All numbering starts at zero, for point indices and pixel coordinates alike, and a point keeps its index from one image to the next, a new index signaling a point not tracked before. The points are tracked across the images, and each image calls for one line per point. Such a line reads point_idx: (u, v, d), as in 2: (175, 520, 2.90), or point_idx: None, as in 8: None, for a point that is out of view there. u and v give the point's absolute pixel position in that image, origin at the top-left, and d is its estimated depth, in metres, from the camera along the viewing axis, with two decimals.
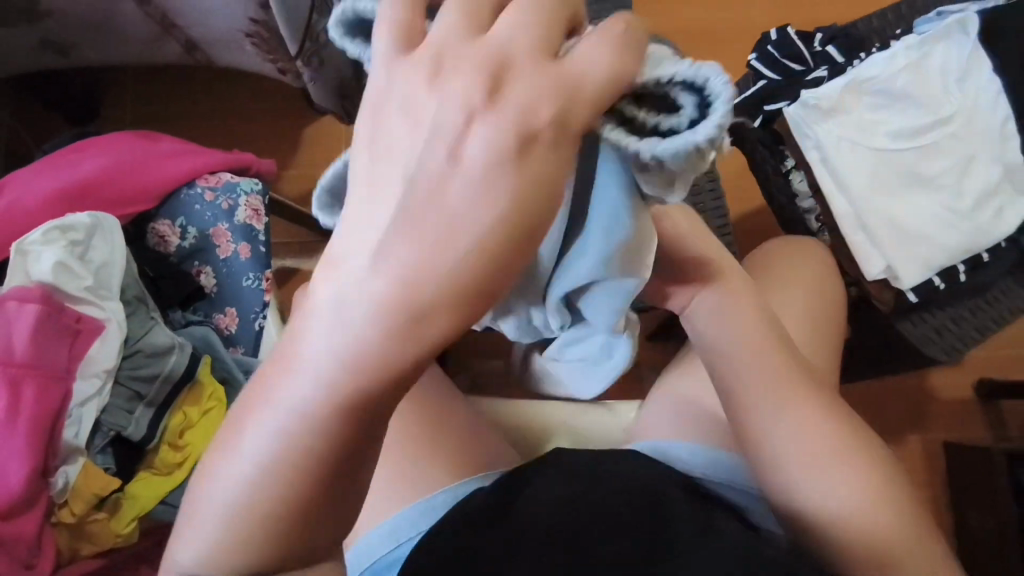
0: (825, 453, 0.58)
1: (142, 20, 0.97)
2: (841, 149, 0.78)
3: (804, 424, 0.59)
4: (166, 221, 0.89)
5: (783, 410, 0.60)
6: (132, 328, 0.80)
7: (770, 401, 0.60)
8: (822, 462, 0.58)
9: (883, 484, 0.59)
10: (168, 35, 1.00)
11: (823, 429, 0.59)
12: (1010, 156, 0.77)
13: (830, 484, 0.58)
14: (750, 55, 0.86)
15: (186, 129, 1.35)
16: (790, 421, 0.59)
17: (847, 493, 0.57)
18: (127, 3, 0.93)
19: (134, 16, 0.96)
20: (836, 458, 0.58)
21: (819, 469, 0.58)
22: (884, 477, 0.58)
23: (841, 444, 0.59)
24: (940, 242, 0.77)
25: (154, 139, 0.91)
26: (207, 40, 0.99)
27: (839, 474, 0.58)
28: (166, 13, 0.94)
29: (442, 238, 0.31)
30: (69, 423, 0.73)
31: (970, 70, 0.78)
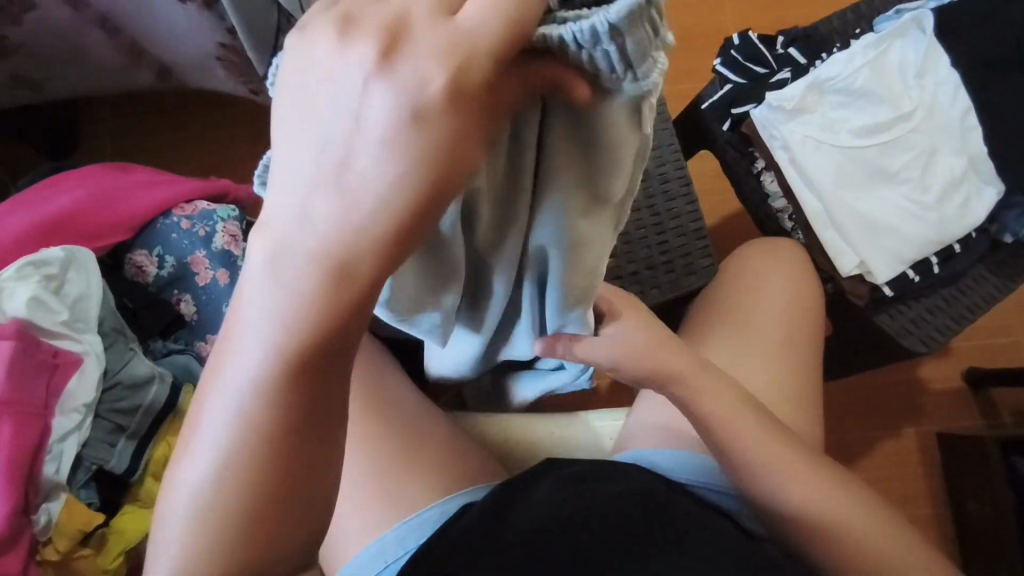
0: (775, 463, 0.62)
1: (112, 49, 0.97)
2: (807, 148, 0.80)
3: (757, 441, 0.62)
4: (143, 250, 0.89)
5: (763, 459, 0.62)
6: (110, 360, 0.79)
7: (721, 417, 0.63)
8: (776, 476, 0.62)
9: (871, 505, 0.63)
10: (139, 61, 1.00)
11: (768, 447, 0.62)
12: (973, 147, 0.78)
13: (783, 489, 0.62)
14: (716, 61, 0.87)
15: (164, 159, 1.35)
16: (777, 472, 0.62)
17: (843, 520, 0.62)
18: (94, 30, 0.93)
19: (102, 44, 0.96)
20: (787, 464, 0.62)
21: (814, 505, 0.62)
22: (830, 479, 0.63)
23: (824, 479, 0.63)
24: (909, 235, 0.78)
25: (128, 169, 0.91)
26: (178, 65, 1.00)
27: (832, 503, 0.62)
28: (136, 39, 0.95)
29: (353, 210, 0.32)
30: (50, 459, 0.72)
31: (928, 64, 0.80)
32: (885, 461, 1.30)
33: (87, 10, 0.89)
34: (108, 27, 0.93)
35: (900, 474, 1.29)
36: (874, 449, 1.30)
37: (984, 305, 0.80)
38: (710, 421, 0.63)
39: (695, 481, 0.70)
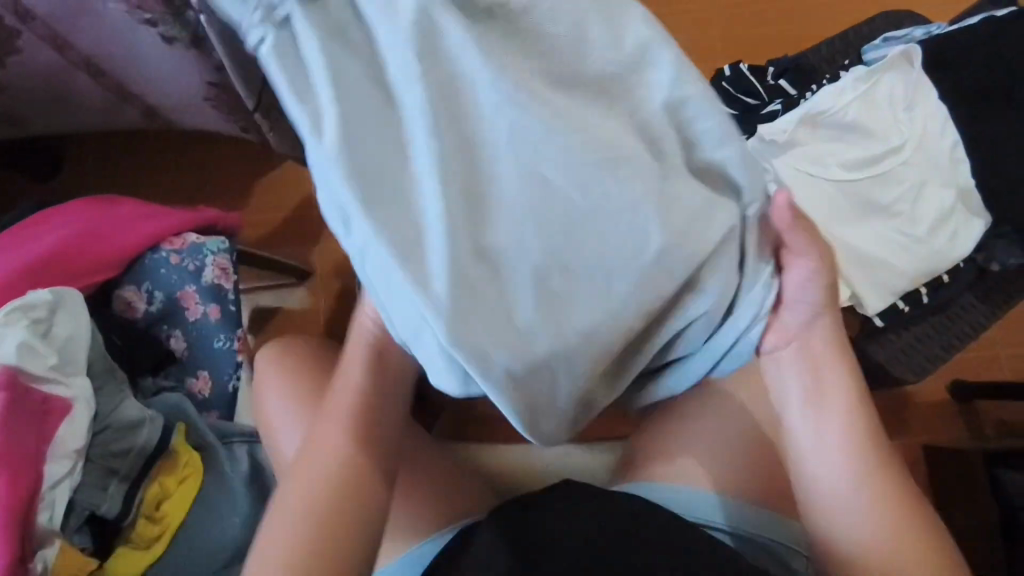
0: (851, 450, 0.62)
1: (97, 92, 0.96)
2: (799, 181, 0.80)
3: (834, 436, 0.62)
4: (132, 286, 0.88)
5: (825, 449, 0.63)
6: (101, 404, 0.78)
7: (824, 422, 0.63)
8: (833, 459, 0.62)
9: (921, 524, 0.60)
10: (126, 106, 0.99)
11: (847, 437, 0.62)
12: (961, 179, 0.79)
13: (838, 483, 0.62)
14: (707, 91, 0.88)
15: (149, 182, 1.34)
16: (831, 463, 0.62)
17: (868, 527, 0.60)
18: (81, 75, 0.92)
19: (88, 87, 0.95)
20: (860, 460, 0.62)
21: (843, 504, 0.61)
22: (895, 473, 0.61)
23: (870, 479, 0.61)
24: (899, 267, 0.79)
25: (115, 202, 0.90)
26: (166, 106, 0.98)
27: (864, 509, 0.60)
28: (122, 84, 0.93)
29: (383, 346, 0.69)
30: (43, 507, 0.71)
31: (916, 97, 0.80)
32: None
33: (73, 56, 0.88)
34: (95, 72, 0.91)
35: None
36: None
37: (971, 333, 0.82)
38: (800, 431, 0.64)
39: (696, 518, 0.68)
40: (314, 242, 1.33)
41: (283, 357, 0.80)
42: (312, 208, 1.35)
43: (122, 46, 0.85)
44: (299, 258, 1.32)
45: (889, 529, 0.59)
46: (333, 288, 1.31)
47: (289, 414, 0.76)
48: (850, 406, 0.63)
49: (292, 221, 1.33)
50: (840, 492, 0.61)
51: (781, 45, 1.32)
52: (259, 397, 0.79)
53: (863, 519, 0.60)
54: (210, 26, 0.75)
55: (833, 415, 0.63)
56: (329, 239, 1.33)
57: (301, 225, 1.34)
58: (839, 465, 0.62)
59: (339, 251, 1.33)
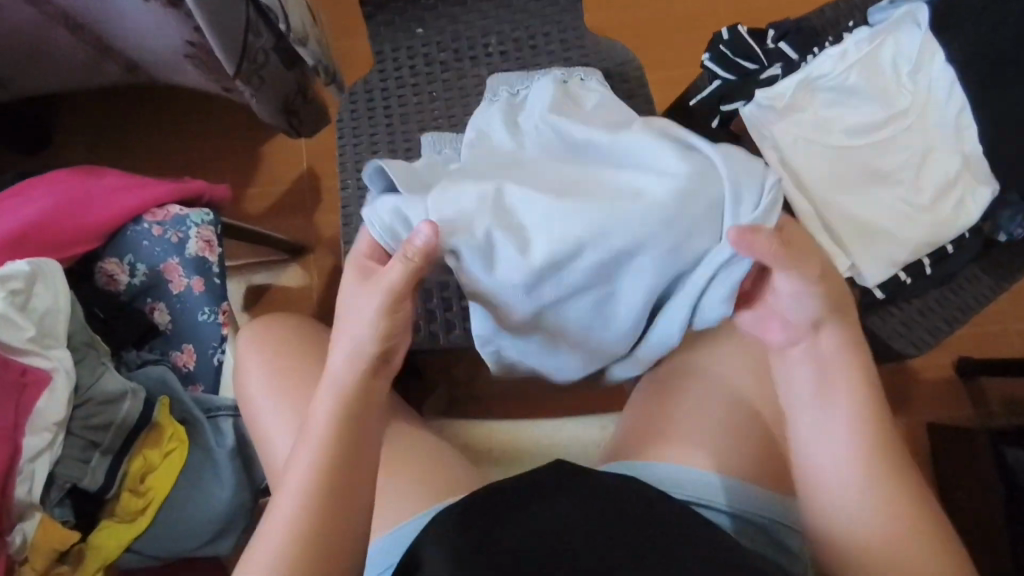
0: (853, 436, 0.59)
1: (75, 44, 0.94)
2: (796, 148, 0.77)
3: (832, 417, 0.59)
4: (113, 259, 0.86)
5: (849, 451, 0.59)
6: (81, 376, 0.77)
7: (823, 409, 0.60)
8: (832, 443, 0.59)
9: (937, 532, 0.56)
10: (104, 56, 0.97)
11: (853, 418, 0.59)
12: (967, 146, 0.76)
13: (841, 464, 0.58)
14: (704, 56, 0.84)
15: (140, 156, 1.32)
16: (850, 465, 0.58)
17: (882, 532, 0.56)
18: (59, 29, 0.89)
19: (66, 42, 0.92)
20: (864, 445, 0.58)
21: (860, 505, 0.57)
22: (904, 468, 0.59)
23: (893, 485, 0.58)
24: (901, 238, 0.76)
25: (97, 173, 0.88)
26: (149, 61, 0.96)
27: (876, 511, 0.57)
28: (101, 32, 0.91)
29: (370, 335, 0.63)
30: (20, 480, 0.70)
31: (922, 61, 0.77)
32: None
33: (48, 8, 0.86)
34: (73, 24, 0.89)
35: None
36: None
37: (977, 305, 0.77)
38: (806, 417, 0.61)
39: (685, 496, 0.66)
40: (307, 217, 1.31)
41: (270, 335, 0.80)
42: (305, 182, 1.33)
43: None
44: (292, 233, 1.31)
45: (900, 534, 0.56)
46: (327, 264, 1.30)
47: (269, 393, 0.76)
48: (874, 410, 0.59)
49: (285, 195, 1.32)
50: (842, 477, 0.58)
51: (785, 13, 1.28)
52: (241, 372, 0.79)
53: (864, 500, 0.57)
54: None
55: (836, 400, 0.60)
56: (322, 214, 1.31)
57: (294, 200, 1.32)
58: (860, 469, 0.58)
59: (333, 226, 1.31)
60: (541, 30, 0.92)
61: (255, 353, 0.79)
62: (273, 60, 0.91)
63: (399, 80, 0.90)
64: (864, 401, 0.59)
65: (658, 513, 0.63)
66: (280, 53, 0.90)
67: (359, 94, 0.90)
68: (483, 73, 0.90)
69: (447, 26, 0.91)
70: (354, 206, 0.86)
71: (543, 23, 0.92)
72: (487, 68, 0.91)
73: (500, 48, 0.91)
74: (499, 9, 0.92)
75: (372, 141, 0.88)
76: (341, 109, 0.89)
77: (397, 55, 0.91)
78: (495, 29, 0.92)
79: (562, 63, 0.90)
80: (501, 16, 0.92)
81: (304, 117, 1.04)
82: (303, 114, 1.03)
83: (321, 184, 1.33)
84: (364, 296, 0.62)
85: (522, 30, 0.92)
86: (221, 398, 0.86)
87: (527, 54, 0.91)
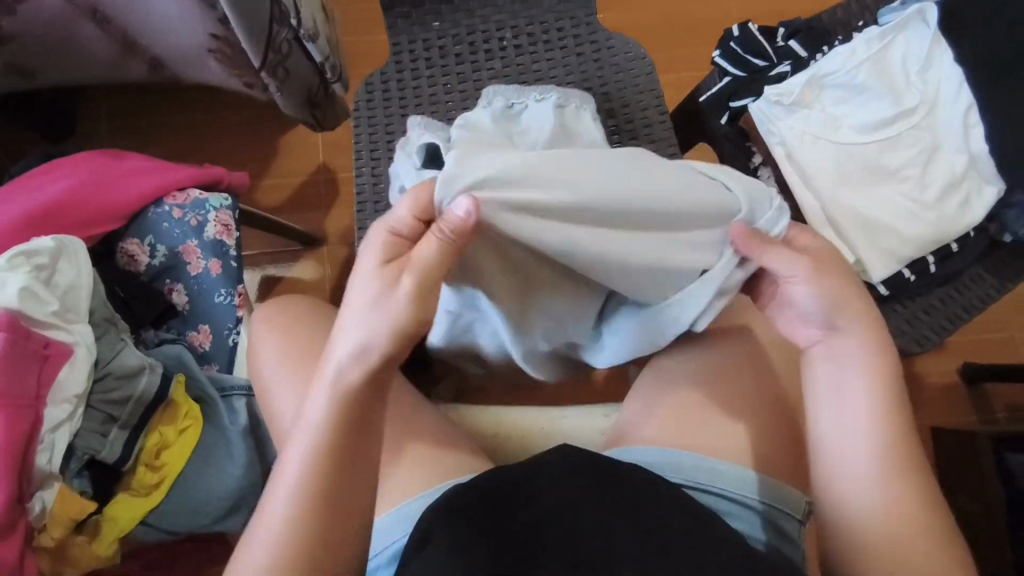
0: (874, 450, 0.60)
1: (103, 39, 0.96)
2: (803, 143, 0.79)
3: (856, 424, 0.61)
4: (135, 239, 0.89)
5: (858, 450, 0.60)
6: (101, 351, 0.79)
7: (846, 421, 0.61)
8: (854, 451, 0.60)
9: (936, 514, 0.59)
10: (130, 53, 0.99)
11: (871, 435, 0.60)
12: (974, 144, 0.76)
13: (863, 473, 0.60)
14: (714, 52, 0.85)
15: (160, 143, 1.35)
16: (866, 464, 0.60)
17: (889, 518, 0.58)
18: (86, 22, 0.92)
19: (95, 38, 0.95)
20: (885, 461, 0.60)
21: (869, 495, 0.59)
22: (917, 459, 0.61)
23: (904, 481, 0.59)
24: (906, 234, 0.77)
25: (121, 156, 0.91)
26: (170, 57, 0.97)
27: (883, 496, 0.59)
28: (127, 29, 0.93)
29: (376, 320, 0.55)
30: (41, 449, 0.72)
31: (930, 60, 0.78)
32: None
33: (78, 2, 0.88)
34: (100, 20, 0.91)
35: None
36: None
37: (981, 305, 0.77)
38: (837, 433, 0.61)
39: (686, 483, 0.67)
40: (320, 207, 1.34)
41: (279, 316, 0.82)
42: (319, 173, 1.35)
43: None
44: (305, 222, 1.33)
45: (906, 520, 0.58)
46: (339, 255, 1.32)
47: (281, 375, 0.78)
48: (886, 416, 0.61)
49: (301, 186, 1.35)
50: (860, 490, 0.60)
51: (796, 16, 1.29)
52: (255, 353, 0.81)
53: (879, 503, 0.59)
54: None
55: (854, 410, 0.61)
56: (336, 205, 1.34)
57: (308, 190, 1.35)
58: (870, 466, 0.60)
59: (346, 218, 1.33)
60: (555, 25, 0.93)
61: (268, 334, 0.81)
62: (295, 52, 0.94)
63: (415, 72, 0.92)
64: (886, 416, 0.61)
65: (660, 495, 0.64)
66: (301, 45, 0.93)
67: (376, 85, 0.92)
68: (498, 66, 0.92)
69: (462, 19, 0.93)
70: (368, 193, 0.87)
71: (558, 18, 0.94)
72: (501, 62, 0.92)
73: (514, 42, 0.93)
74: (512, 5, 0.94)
75: (389, 130, 0.90)
76: (358, 98, 0.91)
77: (414, 48, 0.92)
78: (509, 23, 0.93)
79: (575, 58, 0.92)
80: (517, 11, 0.94)
81: (325, 107, 1.07)
82: (322, 107, 1.06)
83: (335, 176, 1.35)
84: (379, 296, 0.55)
85: (536, 25, 0.93)
86: (234, 378, 0.88)
87: (540, 48, 0.93)
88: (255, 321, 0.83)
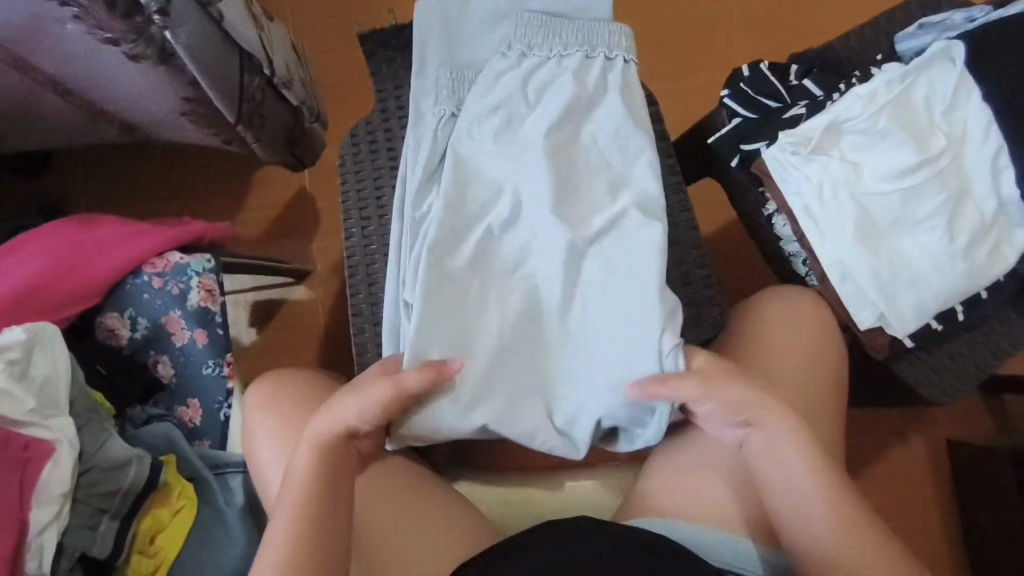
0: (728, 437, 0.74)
1: (68, 109, 0.90)
2: (823, 195, 0.73)
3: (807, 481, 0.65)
4: (115, 313, 0.84)
5: (819, 524, 0.64)
6: (85, 443, 0.75)
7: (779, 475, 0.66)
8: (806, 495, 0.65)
9: (863, 516, 0.64)
10: (99, 119, 0.92)
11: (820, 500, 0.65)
12: (1003, 189, 0.72)
13: (803, 503, 0.65)
14: (722, 91, 0.80)
15: (139, 185, 1.30)
16: (824, 530, 0.64)
17: (831, 535, 0.63)
18: (48, 94, 0.86)
19: (58, 106, 0.89)
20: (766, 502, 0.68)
21: (806, 517, 0.65)
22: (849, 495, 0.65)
23: (846, 508, 0.65)
24: (935, 287, 0.72)
25: (92, 222, 0.85)
26: (139, 121, 0.91)
27: (828, 521, 0.64)
28: (90, 99, 0.87)
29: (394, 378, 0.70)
30: (30, 556, 0.69)
31: (957, 100, 0.72)
32: (895, 470, 1.26)
33: (37, 76, 0.82)
34: (63, 91, 0.85)
35: (912, 483, 1.25)
36: (882, 458, 1.26)
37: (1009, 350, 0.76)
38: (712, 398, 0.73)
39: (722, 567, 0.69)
40: (314, 239, 1.30)
41: (275, 393, 0.78)
42: (308, 203, 1.30)
43: (84, 62, 0.78)
44: (295, 254, 1.29)
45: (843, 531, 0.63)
46: (334, 287, 1.29)
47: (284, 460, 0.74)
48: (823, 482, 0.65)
49: (292, 218, 1.30)
50: (809, 522, 0.64)
51: (797, 38, 1.29)
52: (253, 444, 0.76)
53: (827, 523, 0.64)
54: (178, 41, 0.69)
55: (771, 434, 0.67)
56: (329, 234, 1.29)
57: (298, 221, 1.30)
58: (829, 525, 0.64)
59: (338, 251, 1.29)
60: None
61: (266, 423, 0.76)
62: (270, 99, 0.87)
63: (403, 120, 0.86)
64: (837, 460, 0.67)
65: None
66: (276, 91, 0.87)
67: (360, 136, 0.86)
68: None
69: None
70: (358, 256, 0.83)
71: None
72: None
73: None
74: (496, 23, 0.82)
75: (375, 184, 0.85)
76: (345, 152, 0.86)
77: (400, 95, 0.86)
78: None
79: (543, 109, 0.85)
80: None
81: (305, 145, 1.00)
82: (300, 145, 0.99)
83: (322, 205, 1.30)
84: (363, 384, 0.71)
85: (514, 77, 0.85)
86: (228, 454, 0.85)
87: None
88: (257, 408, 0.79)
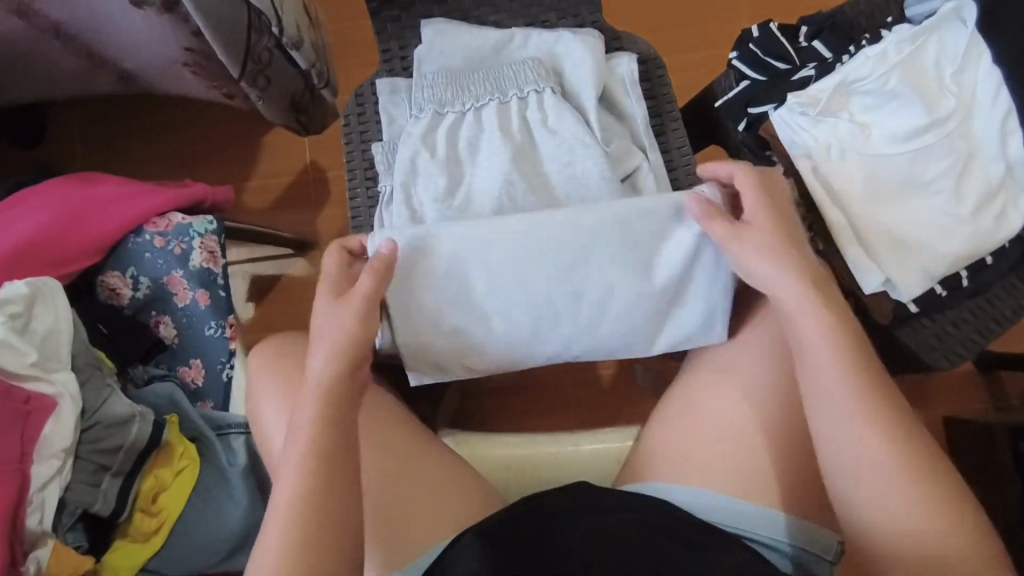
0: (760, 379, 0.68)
1: (69, 58, 0.91)
2: (830, 157, 0.73)
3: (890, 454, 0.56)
4: (116, 272, 0.83)
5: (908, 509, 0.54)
6: (88, 398, 0.75)
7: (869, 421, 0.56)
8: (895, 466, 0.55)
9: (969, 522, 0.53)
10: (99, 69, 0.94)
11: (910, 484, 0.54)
12: (1012, 152, 0.70)
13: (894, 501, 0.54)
14: (732, 54, 0.80)
15: (136, 150, 1.28)
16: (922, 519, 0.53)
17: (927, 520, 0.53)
18: (49, 40, 0.87)
19: (60, 54, 0.90)
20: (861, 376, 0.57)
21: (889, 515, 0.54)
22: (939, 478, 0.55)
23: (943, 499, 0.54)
24: (941, 250, 0.71)
25: (94, 181, 0.84)
26: (143, 70, 0.92)
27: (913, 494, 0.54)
28: (93, 48, 0.88)
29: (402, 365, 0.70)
30: (32, 510, 0.68)
31: (966, 61, 0.72)
32: None
33: (38, 21, 0.83)
34: (63, 39, 0.86)
35: None
36: None
37: (1013, 318, 0.74)
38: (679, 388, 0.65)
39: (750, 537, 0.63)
40: (315, 207, 1.27)
41: (275, 359, 0.76)
42: (309, 172, 1.28)
43: (84, 4, 0.78)
44: (294, 223, 1.27)
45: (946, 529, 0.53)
46: None
47: (283, 421, 0.72)
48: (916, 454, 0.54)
49: (292, 188, 1.28)
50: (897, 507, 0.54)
51: (810, 8, 1.25)
52: (256, 405, 0.74)
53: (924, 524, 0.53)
54: None
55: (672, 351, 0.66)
56: (329, 204, 1.27)
57: (298, 189, 1.28)
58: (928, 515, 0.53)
59: (339, 220, 1.26)
60: (557, 24, 0.85)
61: (263, 384, 0.75)
62: (277, 58, 0.86)
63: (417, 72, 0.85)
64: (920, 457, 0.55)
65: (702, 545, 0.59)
66: (284, 50, 0.86)
67: (365, 97, 0.85)
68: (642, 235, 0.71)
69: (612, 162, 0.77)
70: (364, 215, 0.81)
71: (559, 15, 0.85)
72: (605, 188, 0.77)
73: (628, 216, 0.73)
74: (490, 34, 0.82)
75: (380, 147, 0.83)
76: (348, 113, 0.85)
77: (406, 54, 0.86)
78: (507, 24, 0.86)
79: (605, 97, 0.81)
80: (514, 10, 0.86)
81: (312, 113, 1.00)
82: (309, 112, 0.99)
83: (325, 176, 1.28)
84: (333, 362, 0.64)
85: None
86: (231, 416, 0.84)
87: None
88: (257, 379, 0.75)
